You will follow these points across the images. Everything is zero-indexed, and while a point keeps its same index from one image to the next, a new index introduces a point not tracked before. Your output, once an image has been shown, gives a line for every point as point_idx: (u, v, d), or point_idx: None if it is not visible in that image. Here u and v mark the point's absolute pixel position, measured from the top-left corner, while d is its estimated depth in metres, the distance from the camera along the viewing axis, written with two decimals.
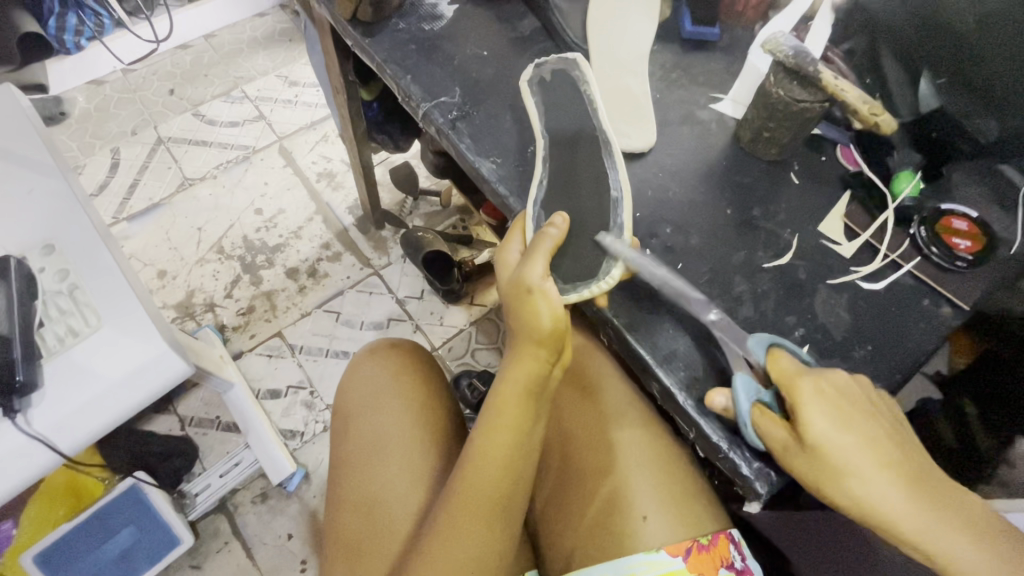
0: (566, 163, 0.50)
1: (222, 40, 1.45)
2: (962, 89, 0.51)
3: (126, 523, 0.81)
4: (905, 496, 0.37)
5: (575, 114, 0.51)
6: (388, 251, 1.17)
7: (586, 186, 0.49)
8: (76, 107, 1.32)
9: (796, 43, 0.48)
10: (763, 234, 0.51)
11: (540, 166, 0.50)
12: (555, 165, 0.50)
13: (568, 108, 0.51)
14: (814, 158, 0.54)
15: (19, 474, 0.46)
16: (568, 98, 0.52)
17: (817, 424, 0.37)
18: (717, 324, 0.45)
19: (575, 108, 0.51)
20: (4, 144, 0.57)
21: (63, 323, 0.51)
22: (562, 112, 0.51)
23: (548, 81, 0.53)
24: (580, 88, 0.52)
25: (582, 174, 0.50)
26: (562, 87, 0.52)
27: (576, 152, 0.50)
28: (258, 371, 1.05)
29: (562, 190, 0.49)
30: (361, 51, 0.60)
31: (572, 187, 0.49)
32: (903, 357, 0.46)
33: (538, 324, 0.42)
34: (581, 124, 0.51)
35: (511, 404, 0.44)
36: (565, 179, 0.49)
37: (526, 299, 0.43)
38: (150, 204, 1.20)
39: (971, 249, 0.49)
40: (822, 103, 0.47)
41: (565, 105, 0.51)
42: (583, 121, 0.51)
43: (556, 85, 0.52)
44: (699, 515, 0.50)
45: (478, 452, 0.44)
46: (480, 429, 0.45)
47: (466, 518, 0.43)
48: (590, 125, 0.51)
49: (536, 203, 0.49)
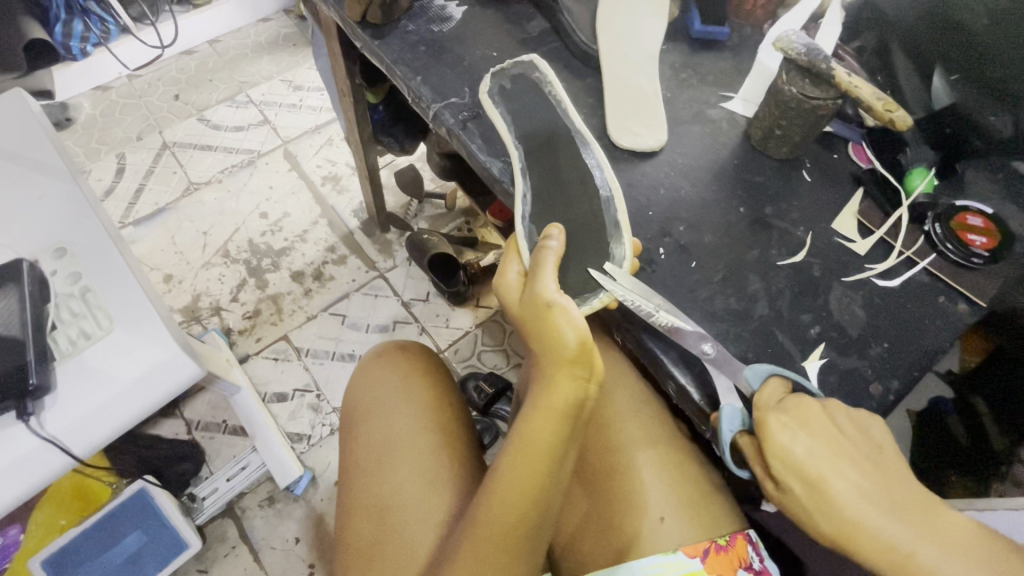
0: (547, 170, 0.50)
1: (227, 45, 1.45)
2: (975, 85, 0.51)
3: (134, 528, 0.81)
4: (880, 522, 0.36)
5: (545, 117, 0.52)
6: (393, 254, 1.17)
7: (572, 188, 0.49)
8: (82, 113, 1.33)
9: (807, 40, 0.48)
10: (776, 232, 0.51)
11: (522, 179, 0.49)
12: (536, 174, 0.50)
13: (536, 112, 0.52)
14: (826, 155, 0.54)
15: (31, 478, 0.46)
16: (532, 102, 0.52)
17: (785, 448, 0.38)
18: (711, 358, 0.44)
19: (542, 110, 0.52)
20: (14, 149, 0.57)
21: (76, 326, 0.51)
22: (531, 121, 0.52)
23: (509, 88, 0.53)
24: (543, 89, 0.53)
25: (567, 177, 0.50)
26: (525, 93, 0.53)
27: (555, 156, 0.50)
28: (263, 375, 1.04)
29: (550, 199, 0.49)
30: (371, 53, 0.60)
31: (559, 195, 0.49)
32: (922, 354, 0.46)
33: (563, 341, 0.42)
34: (554, 127, 0.51)
35: (543, 427, 0.43)
36: (549, 186, 0.49)
37: (547, 315, 0.43)
38: (156, 208, 1.20)
39: (987, 246, 0.48)
40: (834, 100, 0.47)
41: (532, 109, 0.52)
42: (556, 122, 0.51)
43: (517, 92, 0.53)
44: (716, 520, 0.50)
45: (507, 471, 0.43)
46: (510, 446, 0.44)
47: (495, 541, 0.42)
48: (563, 126, 0.51)
49: (525, 220, 0.49)
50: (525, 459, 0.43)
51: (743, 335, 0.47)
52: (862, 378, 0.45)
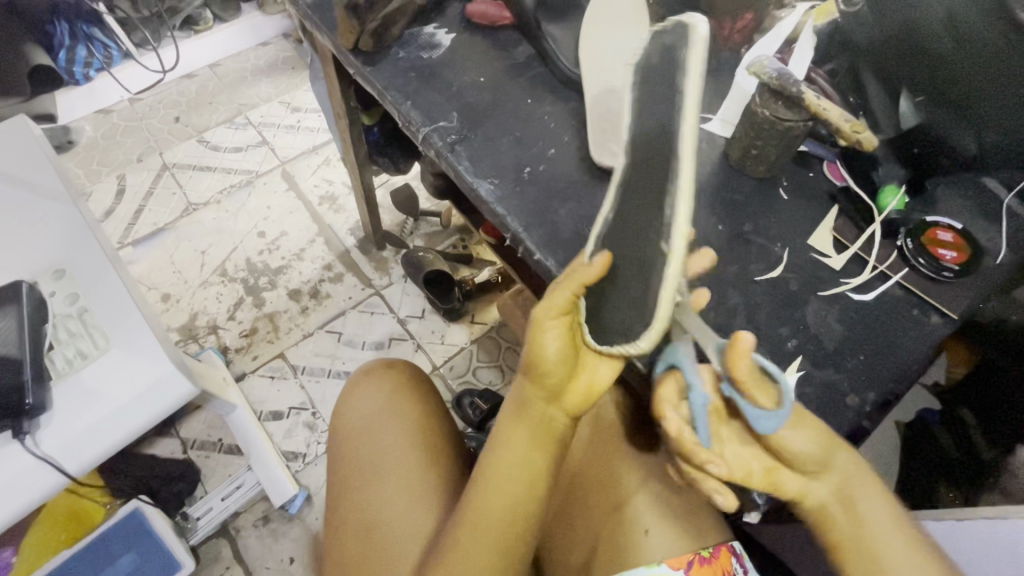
0: (638, 189, 0.38)
1: (227, 69, 1.49)
2: (940, 106, 0.53)
3: (127, 549, 0.81)
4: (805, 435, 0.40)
5: (664, 111, 0.36)
6: (389, 272, 1.18)
7: (649, 233, 0.38)
8: (84, 135, 1.35)
9: (779, 66, 0.50)
10: (754, 248, 0.52)
11: (613, 198, 0.41)
12: (630, 194, 0.39)
13: (661, 99, 0.36)
14: (801, 173, 0.56)
15: (26, 495, 0.47)
16: (663, 81, 0.36)
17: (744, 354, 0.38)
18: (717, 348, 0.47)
19: (666, 96, 0.35)
20: (17, 173, 0.59)
21: (73, 345, 0.52)
22: (653, 113, 0.37)
23: (654, 56, 0.37)
24: (681, 64, 0.35)
25: (652, 214, 0.38)
26: (664, 68, 0.36)
27: (650, 172, 0.37)
28: (260, 393, 1.05)
29: (629, 235, 0.40)
30: (363, 78, 0.62)
31: (633, 234, 0.40)
32: (897, 366, 0.47)
33: (544, 355, 0.43)
34: (659, 131, 0.36)
35: (519, 435, 0.46)
36: (627, 218, 0.39)
37: (534, 330, 0.43)
38: (155, 229, 1.22)
39: (957, 260, 0.50)
40: (806, 122, 0.50)
41: (657, 96, 0.36)
42: (668, 118, 0.35)
43: (657, 64, 0.36)
44: (699, 533, 0.51)
45: (489, 476, 0.46)
46: (491, 454, 0.47)
47: (482, 549, 0.44)
48: (674, 128, 0.34)
49: (598, 244, 0.43)
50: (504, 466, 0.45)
51: None
52: (839, 391, 0.46)
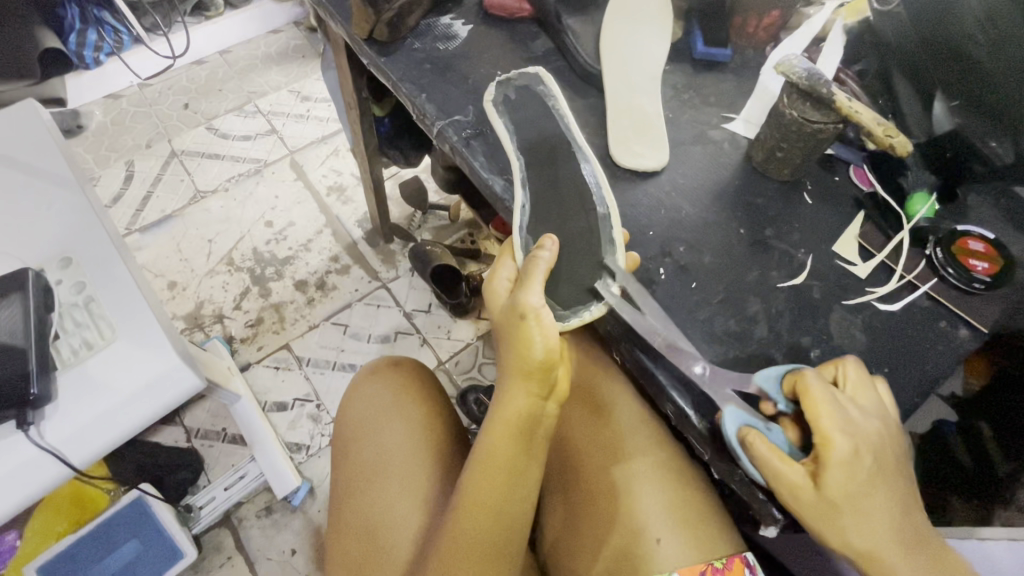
0: (546, 181, 0.50)
1: (237, 56, 1.47)
2: (975, 112, 0.51)
3: (130, 536, 0.80)
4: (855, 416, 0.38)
5: (548, 127, 0.52)
6: (396, 265, 1.17)
7: (572, 204, 0.50)
8: (93, 120, 1.34)
9: (809, 65, 0.48)
10: (776, 253, 0.51)
11: (522, 189, 0.50)
12: (535, 183, 0.50)
13: (539, 121, 0.53)
14: (827, 177, 0.55)
15: (32, 486, 0.47)
16: (536, 113, 0.53)
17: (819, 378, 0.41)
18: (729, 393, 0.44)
19: (544, 119, 0.53)
20: (24, 157, 0.58)
21: (79, 335, 0.51)
22: (531, 129, 0.52)
23: (514, 100, 0.54)
24: (547, 103, 0.53)
25: (564, 189, 0.50)
26: (528, 102, 0.54)
27: (554, 167, 0.51)
28: (264, 383, 1.05)
29: (550, 212, 0.49)
30: (377, 69, 0.61)
31: (557, 209, 0.49)
32: (924, 377, 0.46)
33: (529, 354, 0.42)
34: (554, 140, 0.52)
35: (503, 446, 0.44)
36: (549, 197, 0.50)
37: (521, 327, 0.42)
38: (163, 216, 1.21)
39: (988, 271, 0.48)
40: (836, 124, 0.47)
41: (536, 119, 0.53)
42: (558, 132, 0.52)
43: (522, 102, 0.54)
44: (712, 541, 0.49)
45: (471, 487, 0.44)
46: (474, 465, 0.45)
47: (463, 555, 0.44)
48: (563, 140, 0.52)
49: (522, 229, 0.49)
50: (489, 481, 0.44)
51: (740, 356, 0.47)
52: None
